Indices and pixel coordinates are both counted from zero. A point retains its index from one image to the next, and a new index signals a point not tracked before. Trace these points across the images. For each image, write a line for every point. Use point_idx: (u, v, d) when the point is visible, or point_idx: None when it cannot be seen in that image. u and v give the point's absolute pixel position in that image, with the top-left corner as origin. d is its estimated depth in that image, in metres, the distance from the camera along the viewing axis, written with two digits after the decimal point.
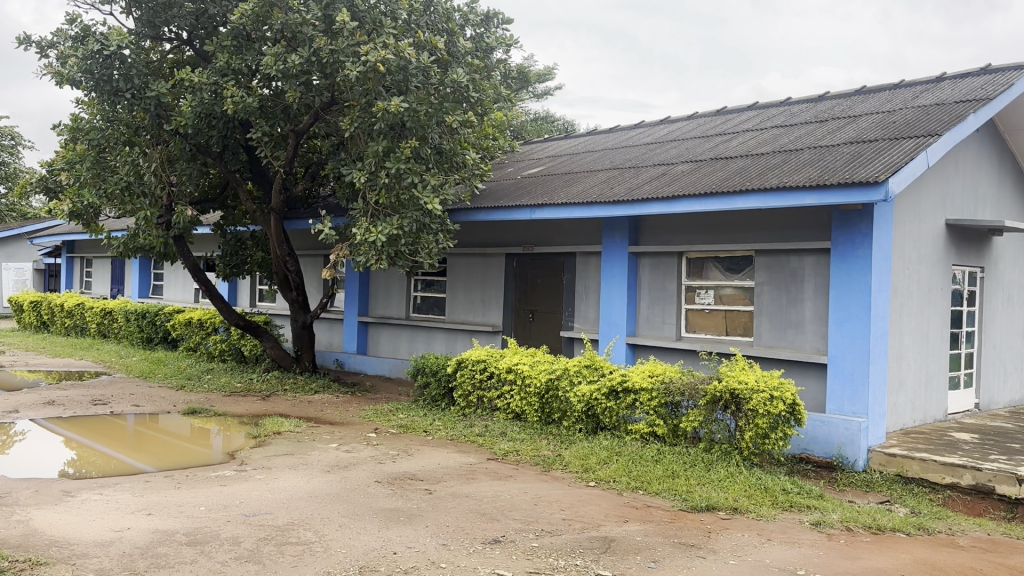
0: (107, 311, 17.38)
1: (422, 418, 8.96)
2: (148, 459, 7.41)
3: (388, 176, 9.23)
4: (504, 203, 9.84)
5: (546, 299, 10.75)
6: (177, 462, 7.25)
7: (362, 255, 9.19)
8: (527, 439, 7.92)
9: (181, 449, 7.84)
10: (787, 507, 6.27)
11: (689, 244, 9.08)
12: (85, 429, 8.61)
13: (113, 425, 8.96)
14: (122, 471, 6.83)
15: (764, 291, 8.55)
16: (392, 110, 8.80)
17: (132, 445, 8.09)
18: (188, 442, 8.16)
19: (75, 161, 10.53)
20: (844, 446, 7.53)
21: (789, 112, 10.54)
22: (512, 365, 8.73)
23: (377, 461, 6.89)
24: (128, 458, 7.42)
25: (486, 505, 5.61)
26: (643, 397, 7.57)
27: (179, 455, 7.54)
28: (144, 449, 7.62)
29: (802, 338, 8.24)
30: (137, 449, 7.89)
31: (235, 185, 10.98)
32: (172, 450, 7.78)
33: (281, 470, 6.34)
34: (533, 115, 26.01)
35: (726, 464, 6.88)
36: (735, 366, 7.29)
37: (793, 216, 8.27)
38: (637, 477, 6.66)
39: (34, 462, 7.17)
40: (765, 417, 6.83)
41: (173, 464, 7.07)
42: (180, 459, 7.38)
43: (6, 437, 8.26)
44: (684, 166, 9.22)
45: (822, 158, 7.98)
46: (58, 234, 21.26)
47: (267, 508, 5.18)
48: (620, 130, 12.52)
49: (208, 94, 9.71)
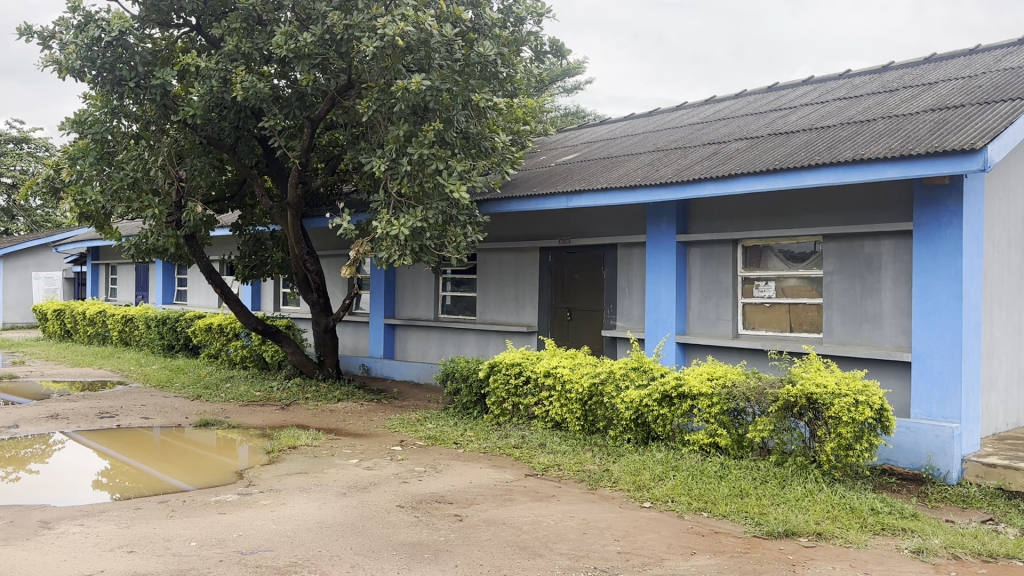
0: (128, 318, 16.85)
1: (453, 428, 8.14)
2: (175, 472, 6.75)
3: (411, 162, 8.46)
4: (538, 191, 8.99)
5: (585, 296, 9.87)
6: (202, 477, 6.53)
7: (384, 251, 8.41)
8: (569, 451, 7.04)
9: (204, 464, 7.01)
10: (879, 531, 5.32)
11: (745, 230, 8.16)
12: (104, 441, 8.01)
13: (137, 436, 8.30)
14: (155, 485, 6.30)
15: (833, 281, 7.60)
16: (412, 89, 8.02)
17: (148, 460, 7.30)
18: (210, 457, 7.36)
19: (77, 156, 9.83)
20: (934, 456, 6.53)
21: (852, 84, 9.53)
22: (551, 368, 7.86)
23: (401, 480, 6.06)
24: (158, 471, 6.79)
25: (526, 535, 4.74)
26: (701, 403, 6.64)
27: (198, 472, 6.70)
28: (173, 461, 7.05)
29: (880, 334, 7.27)
30: (151, 465, 7.07)
31: (251, 181, 10.24)
32: (189, 465, 6.96)
33: (290, 493, 5.53)
34: (564, 110, 25.19)
35: (804, 480, 5.94)
36: (809, 367, 6.35)
37: (867, 195, 7.30)
38: (699, 497, 5.77)
39: (39, 481, 6.46)
40: (850, 425, 5.87)
41: (201, 479, 6.43)
42: (200, 478, 6.51)
43: (46, 446, 7.88)
44: (738, 145, 8.29)
45: (901, 127, 7.00)
46: (83, 240, 20.84)
47: (267, 543, 4.37)
48: (661, 113, 11.60)
49: (217, 82, 8.96)
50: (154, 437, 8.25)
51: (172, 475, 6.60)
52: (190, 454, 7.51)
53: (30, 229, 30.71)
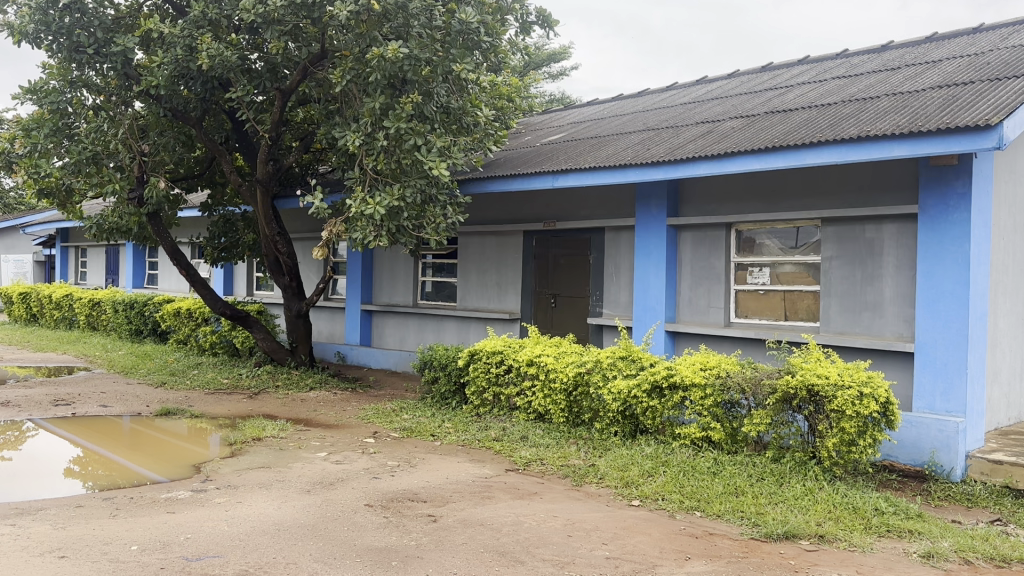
0: (95, 302, 16.22)
1: (430, 419, 7.70)
2: (148, 462, 6.32)
3: (387, 138, 8.00)
4: (522, 170, 8.52)
5: (571, 282, 9.44)
6: (176, 467, 6.10)
7: (358, 232, 7.93)
8: (552, 445, 6.63)
9: (179, 458, 6.43)
10: (884, 533, 4.94)
11: (740, 214, 7.76)
12: (74, 429, 7.54)
13: (109, 424, 7.83)
14: (127, 476, 5.86)
15: (832, 267, 7.21)
16: (389, 57, 7.56)
17: (118, 449, 6.85)
18: (188, 449, 6.78)
19: (31, 127, 9.10)
20: (937, 451, 6.16)
21: (850, 64, 9.14)
22: (534, 357, 7.43)
23: (372, 476, 5.61)
24: (130, 461, 6.34)
25: (506, 538, 4.32)
26: (694, 395, 6.23)
27: (172, 463, 6.26)
28: (145, 452, 6.61)
29: (881, 323, 6.90)
30: (122, 455, 6.63)
31: (220, 157, 9.74)
32: (160, 456, 6.52)
33: (249, 491, 5.05)
34: (549, 96, 24.79)
35: (803, 478, 5.56)
36: (809, 357, 5.96)
37: (869, 176, 6.91)
38: (692, 495, 5.38)
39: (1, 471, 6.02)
40: (853, 419, 5.49)
41: (176, 469, 6.00)
42: (173, 468, 6.07)
43: (18, 432, 7.43)
44: (734, 123, 7.87)
45: (906, 105, 6.61)
46: (50, 221, 20.13)
47: (216, 548, 3.90)
48: (650, 93, 11.16)
49: (183, 50, 8.42)
50: (126, 427, 7.69)
51: (142, 470, 6.00)
52: (155, 445, 6.99)
53: (4, 212, 29.91)
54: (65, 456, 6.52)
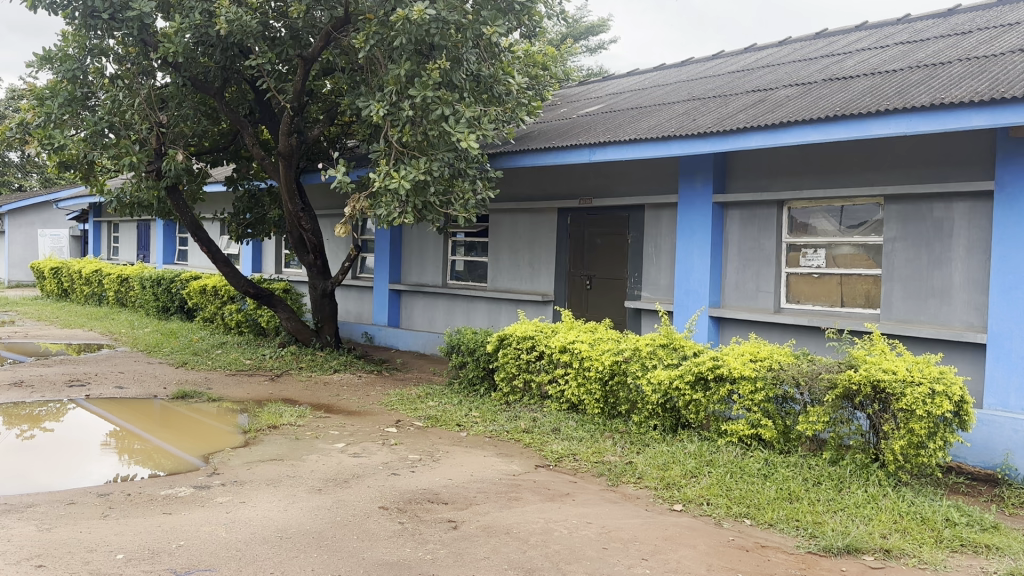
0: (124, 278, 16.08)
1: (456, 407, 7.28)
2: (180, 441, 6.06)
3: (413, 107, 7.54)
4: (557, 143, 7.97)
5: (608, 263, 8.91)
6: (204, 449, 5.82)
7: (382, 208, 7.49)
8: (586, 439, 6.15)
9: (197, 445, 5.97)
10: (957, 548, 4.35)
11: (793, 191, 7.15)
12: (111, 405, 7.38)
13: (139, 402, 7.60)
14: (156, 455, 5.63)
15: (895, 249, 6.59)
16: (415, 19, 7.04)
17: (150, 425, 6.63)
18: (212, 434, 6.36)
19: (46, 97, 8.74)
20: (1011, 453, 5.56)
21: (913, 29, 8.41)
22: (568, 344, 6.95)
23: (390, 472, 5.19)
24: (162, 440, 6.11)
25: (533, 552, 3.86)
26: (743, 388, 5.68)
27: (203, 444, 6.00)
28: (179, 431, 6.37)
29: (949, 312, 6.28)
30: (155, 431, 6.41)
31: (242, 129, 9.34)
32: (193, 435, 6.27)
33: (256, 488, 4.66)
34: (587, 71, 24.16)
35: (864, 483, 5.03)
36: (874, 349, 5.39)
37: (938, 149, 6.27)
38: (741, 500, 4.87)
39: (37, 444, 5.89)
40: (924, 420, 4.92)
41: (204, 452, 5.72)
42: (201, 451, 5.79)
43: (59, 405, 7.33)
44: (788, 91, 7.24)
45: (985, 69, 5.94)
46: (82, 196, 20.10)
47: (209, 560, 3.51)
48: (693, 63, 10.50)
49: (201, 16, 8.00)
50: (157, 407, 7.38)
51: (168, 452, 5.69)
52: (184, 424, 6.71)
53: (43, 186, 30.19)
54: (85, 435, 6.23)
